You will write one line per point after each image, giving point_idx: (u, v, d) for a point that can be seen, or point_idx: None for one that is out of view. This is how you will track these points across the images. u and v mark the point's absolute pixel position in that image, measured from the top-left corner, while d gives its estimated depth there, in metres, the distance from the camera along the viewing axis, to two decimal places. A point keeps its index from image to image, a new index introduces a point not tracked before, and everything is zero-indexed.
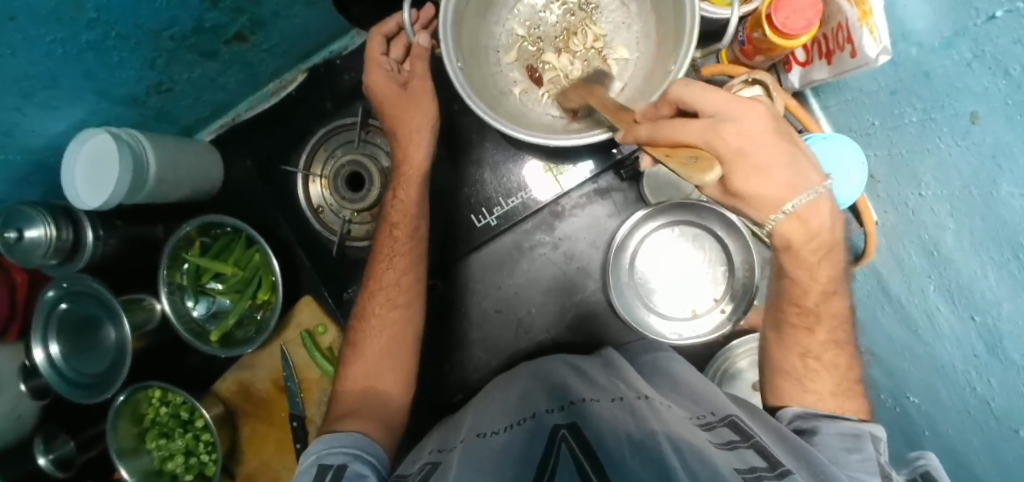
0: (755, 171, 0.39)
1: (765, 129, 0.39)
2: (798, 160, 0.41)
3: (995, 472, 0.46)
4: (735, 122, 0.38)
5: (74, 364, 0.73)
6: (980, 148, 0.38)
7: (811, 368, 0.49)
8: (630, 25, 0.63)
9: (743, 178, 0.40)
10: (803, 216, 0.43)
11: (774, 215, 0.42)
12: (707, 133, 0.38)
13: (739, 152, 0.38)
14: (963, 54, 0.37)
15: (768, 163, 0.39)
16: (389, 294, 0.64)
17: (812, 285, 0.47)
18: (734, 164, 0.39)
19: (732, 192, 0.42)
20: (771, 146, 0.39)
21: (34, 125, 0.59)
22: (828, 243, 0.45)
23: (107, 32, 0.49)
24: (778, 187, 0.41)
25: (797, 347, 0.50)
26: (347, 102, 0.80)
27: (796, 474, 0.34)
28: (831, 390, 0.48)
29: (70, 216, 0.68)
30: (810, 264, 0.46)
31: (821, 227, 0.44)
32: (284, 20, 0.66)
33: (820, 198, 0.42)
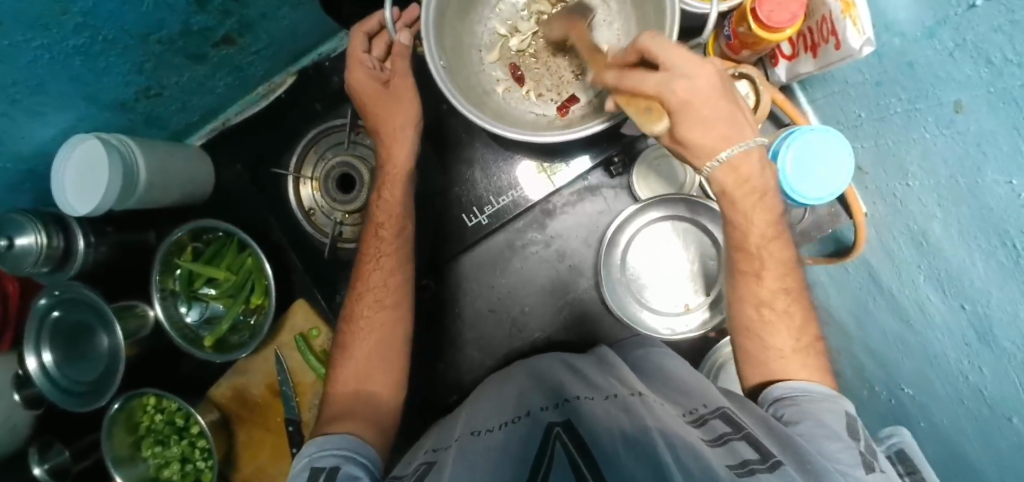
0: (699, 122, 0.43)
1: (712, 84, 0.42)
2: (737, 116, 0.45)
3: (990, 460, 0.46)
4: (687, 76, 0.41)
5: (67, 372, 0.72)
6: (965, 136, 0.38)
7: (767, 319, 0.50)
8: (612, 22, 0.64)
9: (686, 128, 0.43)
10: (736, 167, 0.46)
11: (708, 163, 0.46)
12: (662, 84, 0.41)
13: (685, 104, 0.42)
14: (946, 43, 0.38)
15: (711, 116, 0.43)
16: (377, 296, 0.63)
17: (751, 229, 0.49)
18: (682, 115, 0.42)
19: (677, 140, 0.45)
20: (714, 99, 0.43)
21: (23, 132, 0.59)
22: (762, 191, 0.48)
23: (94, 37, 0.49)
24: (716, 137, 0.44)
25: (752, 299, 0.51)
26: (337, 104, 0.80)
27: (789, 467, 0.34)
28: (791, 347, 0.50)
29: (60, 223, 0.68)
30: (744, 209, 0.49)
31: (752, 174, 0.47)
32: (272, 23, 0.66)
33: (754, 151, 0.46)
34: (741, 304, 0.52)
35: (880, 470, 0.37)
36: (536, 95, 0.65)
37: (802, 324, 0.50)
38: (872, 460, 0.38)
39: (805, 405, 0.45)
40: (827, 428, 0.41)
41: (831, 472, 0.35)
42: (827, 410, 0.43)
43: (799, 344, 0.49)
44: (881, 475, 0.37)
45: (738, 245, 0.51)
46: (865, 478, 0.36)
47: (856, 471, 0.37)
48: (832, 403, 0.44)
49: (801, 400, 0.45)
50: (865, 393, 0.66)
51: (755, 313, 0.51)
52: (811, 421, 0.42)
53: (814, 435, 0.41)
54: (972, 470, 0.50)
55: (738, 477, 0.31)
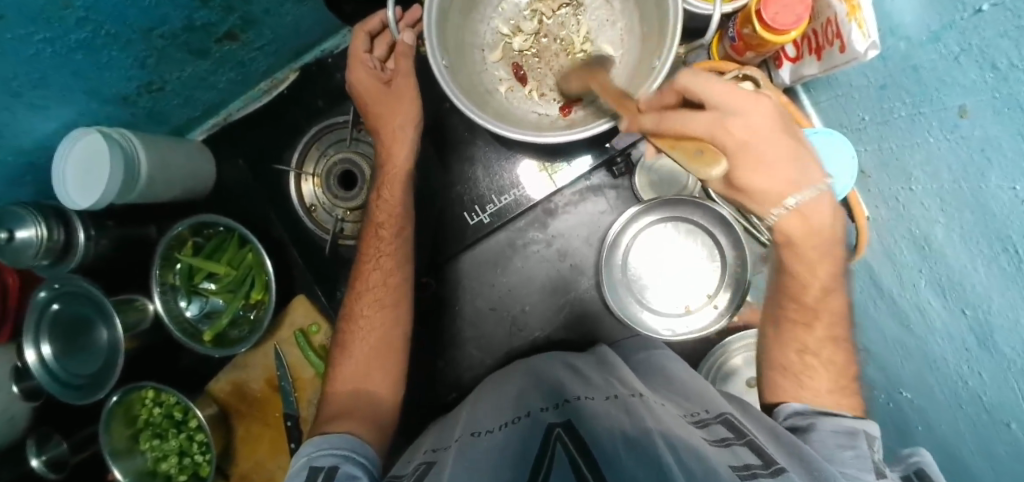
0: (760, 165, 0.39)
1: (770, 122, 0.38)
2: (802, 155, 0.40)
3: (988, 466, 0.46)
4: (740, 115, 0.37)
5: (66, 364, 0.72)
6: (969, 141, 0.38)
7: (809, 363, 0.49)
8: (614, 21, 0.63)
9: (747, 172, 0.39)
10: (805, 212, 0.42)
11: (776, 210, 0.42)
12: (713, 124, 0.37)
13: (743, 146, 0.38)
14: (951, 48, 0.37)
15: (773, 157, 0.39)
16: (377, 295, 0.64)
17: (813, 281, 0.47)
18: (739, 158, 0.38)
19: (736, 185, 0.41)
20: (776, 139, 0.38)
21: (24, 125, 0.59)
22: (831, 238, 0.45)
23: (97, 31, 0.49)
24: (781, 182, 0.40)
25: (795, 344, 0.50)
26: (339, 100, 0.80)
27: (791, 472, 0.34)
28: (828, 388, 0.48)
29: (61, 216, 0.68)
30: (811, 259, 0.45)
31: (823, 222, 0.43)
32: (275, 18, 0.65)
33: (822, 194, 0.42)
34: (782, 348, 0.51)
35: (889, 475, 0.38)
36: (538, 94, 0.65)
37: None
38: (883, 467, 0.39)
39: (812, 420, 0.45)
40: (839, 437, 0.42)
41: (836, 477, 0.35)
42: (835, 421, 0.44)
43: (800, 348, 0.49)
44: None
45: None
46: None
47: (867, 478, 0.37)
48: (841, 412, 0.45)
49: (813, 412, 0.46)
50: None
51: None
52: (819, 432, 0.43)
53: (826, 444, 0.42)
54: (969, 474, 0.50)
55: (740, 480, 0.31)
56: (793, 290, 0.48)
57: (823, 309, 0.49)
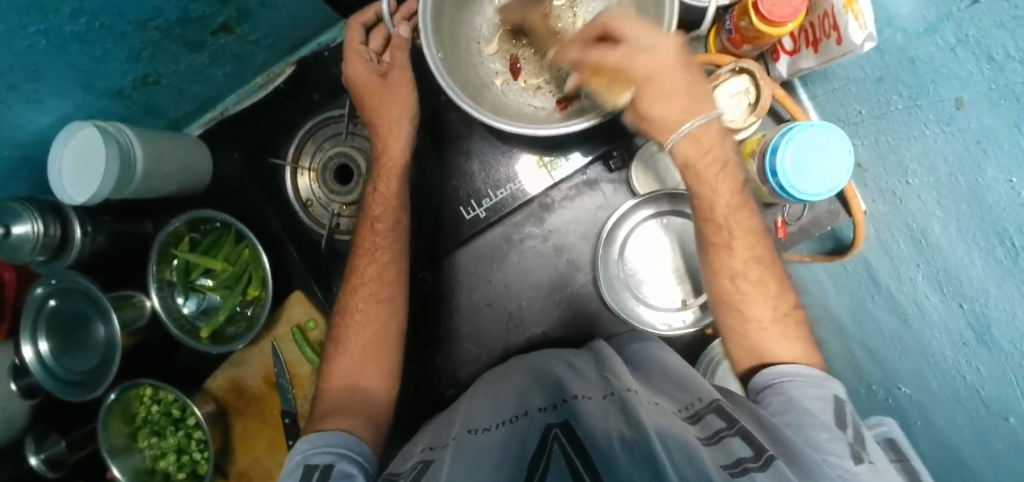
0: (660, 92, 0.49)
1: (671, 58, 0.48)
2: (699, 88, 0.49)
3: (987, 460, 0.46)
4: (648, 50, 0.48)
5: (62, 360, 0.72)
6: (965, 134, 0.38)
7: (743, 290, 0.51)
8: (609, 14, 0.63)
9: (650, 97, 0.49)
10: (698, 138, 0.50)
11: (672, 137, 0.50)
12: (622, 57, 0.48)
13: (648, 75, 0.48)
14: (948, 39, 0.37)
15: (671, 88, 0.49)
16: (371, 290, 0.63)
17: (717, 199, 0.51)
18: (645, 86, 0.49)
19: (644, 115, 0.51)
20: (675, 71, 0.48)
21: (19, 118, 0.58)
22: (723, 157, 0.51)
23: (91, 24, 0.48)
24: (677, 110, 0.49)
25: (726, 271, 0.51)
26: (335, 95, 0.80)
27: (782, 462, 0.34)
28: (770, 316, 0.50)
29: (57, 212, 0.67)
30: (708, 179, 0.51)
31: (715, 145, 0.50)
32: (270, 12, 0.65)
33: (715, 124, 0.50)
34: (718, 279, 0.52)
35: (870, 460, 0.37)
36: (533, 89, 0.64)
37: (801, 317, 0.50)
38: (861, 451, 0.38)
39: (792, 394, 0.44)
40: (816, 419, 0.41)
41: (820, 467, 0.34)
42: (818, 399, 0.43)
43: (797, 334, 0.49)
44: (871, 466, 0.36)
45: (733, 241, 0.51)
46: (855, 469, 0.36)
47: (845, 462, 0.36)
48: (822, 390, 0.44)
49: (791, 386, 0.45)
50: (863, 391, 0.66)
51: (747, 305, 0.50)
52: (798, 412, 0.42)
53: (803, 425, 0.41)
54: (968, 469, 0.50)
55: (732, 479, 0.31)
56: (705, 215, 0.52)
57: None
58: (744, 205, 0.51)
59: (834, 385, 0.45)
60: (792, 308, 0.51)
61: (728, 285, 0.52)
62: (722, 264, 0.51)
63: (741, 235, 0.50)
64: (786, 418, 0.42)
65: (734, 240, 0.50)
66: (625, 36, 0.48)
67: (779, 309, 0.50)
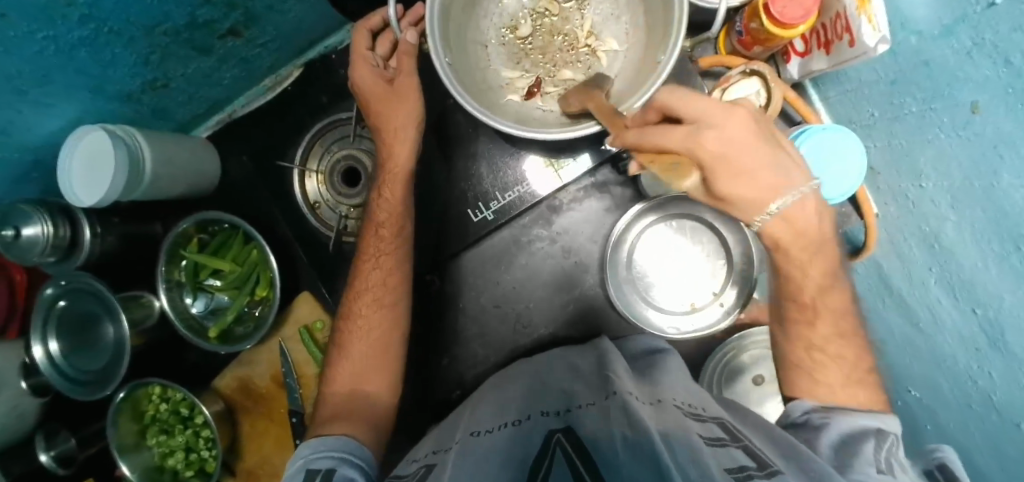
0: (736, 174, 0.40)
1: (747, 133, 0.39)
2: (782, 162, 0.41)
3: (997, 465, 0.45)
4: (717, 129, 0.39)
5: (72, 360, 0.73)
6: (982, 138, 0.37)
7: (818, 361, 0.49)
8: (618, 16, 0.63)
9: (724, 181, 0.41)
10: (788, 217, 0.43)
11: (759, 216, 0.43)
12: (688, 140, 0.39)
13: (720, 158, 0.40)
14: (964, 43, 0.36)
15: (749, 167, 0.40)
16: (376, 294, 0.63)
17: (806, 280, 0.47)
18: (716, 170, 0.40)
19: (719, 197, 0.43)
20: (753, 148, 0.40)
21: (29, 122, 0.59)
22: (817, 240, 0.45)
23: (99, 29, 0.48)
24: (759, 189, 0.41)
25: (802, 341, 0.49)
26: (343, 97, 0.80)
27: (786, 474, 0.33)
28: (840, 382, 0.48)
29: (67, 213, 0.68)
30: (800, 261, 0.46)
31: (808, 225, 0.44)
32: (278, 15, 0.65)
33: (808, 198, 0.43)
34: (791, 347, 0.50)
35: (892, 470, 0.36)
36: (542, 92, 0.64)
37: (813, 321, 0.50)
38: (884, 461, 0.37)
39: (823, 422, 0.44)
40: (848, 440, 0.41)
41: (827, 473, 0.34)
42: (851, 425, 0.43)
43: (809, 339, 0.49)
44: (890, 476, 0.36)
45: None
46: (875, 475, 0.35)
47: (865, 469, 0.36)
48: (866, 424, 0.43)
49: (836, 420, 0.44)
50: None
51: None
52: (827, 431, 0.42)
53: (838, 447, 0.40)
54: (977, 474, 0.49)
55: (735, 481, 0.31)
56: (790, 291, 0.49)
57: (835, 307, 0.48)
58: (834, 284, 0.48)
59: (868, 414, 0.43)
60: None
61: None
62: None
63: None
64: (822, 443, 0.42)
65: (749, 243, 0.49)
66: (686, 116, 0.40)
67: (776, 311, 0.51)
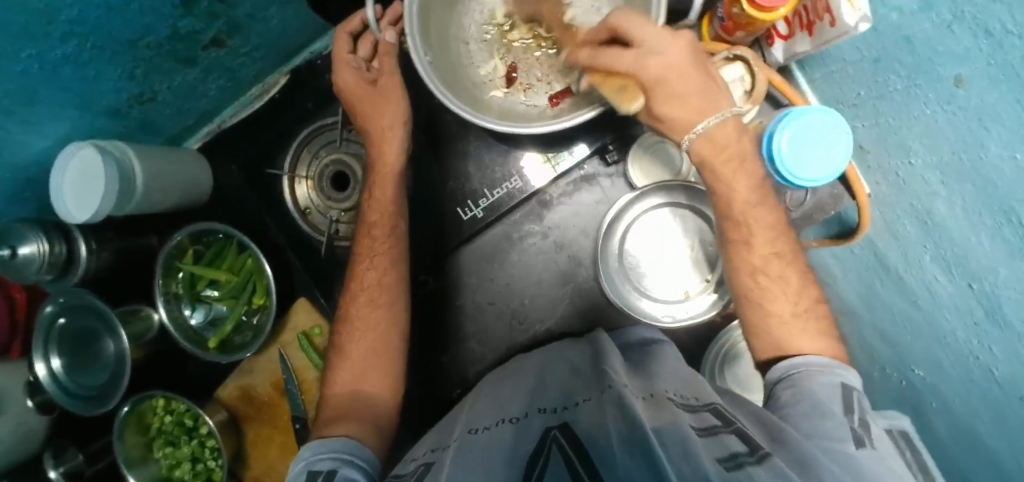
0: (670, 96, 0.45)
1: (685, 59, 0.44)
2: (712, 88, 0.45)
3: (1005, 441, 0.45)
4: (659, 53, 0.43)
5: (75, 377, 0.73)
6: (967, 112, 0.37)
7: (763, 286, 0.50)
8: (600, 7, 0.60)
9: (660, 101, 0.45)
10: (713, 138, 0.46)
11: (685, 136, 0.47)
12: (633, 62, 0.44)
13: (657, 80, 0.44)
14: (943, 16, 0.36)
15: (685, 91, 0.44)
16: (370, 296, 0.64)
17: (733, 194, 0.49)
18: (653, 92, 0.45)
19: (655, 117, 0.47)
20: (689, 74, 0.44)
21: (19, 142, 0.59)
22: (739, 155, 0.48)
23: (82, 45, 0.49)
24: (688, 111, 0.45)
25: (747, 267, 0.50)
26: (330, 102, 0.80)
27: (777, 458, 0.34)
28: (790, 311, 0.49)
29: (62, 231, 0.68)
30: (725, 177, 0.49)
31: (731, 143, 0.47)
32: (260, 23, 0.65)
33: (730, 121, 0.46)
34: (739, 276, 0.51)
35: (870, 446, 0.37)
36: (525, 87, 0.64)
37: (804, 303, 0.49)
38: (862, 435, 0.38)
39: (800, 386, 0.44)
40: (818, 405, 0.41)
41: (816, 457, 0.34)
42: (825, 387, 0.43)
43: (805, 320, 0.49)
44: (873, 451, 0.37)
45: (734, 224, 0.50)
46: (857, 453, 0.36)
47: (847, 447, 0.37)
48: (829, 378, 0.44)
49: (797, 377, 0.45)
50: (875, 375, 0.65)
51: (753, 286, 0.50)
52: (802, 400, 0.42)
53: (804, 414, 0.40)
54: (983, 450, 0.49)
55: (726, 471, 0.31)
56: (722, 207, 0.50)
57: None
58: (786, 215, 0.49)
59: (844, 372, 0.44)
60: (807, 299, 0.50)
61: (735, 273, 0.51)
62: (730, 249, 0.51)
63: (742, 222, 0.50)
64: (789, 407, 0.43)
65: (738, 222, 0.50)
66: (636, 38, 0.44)
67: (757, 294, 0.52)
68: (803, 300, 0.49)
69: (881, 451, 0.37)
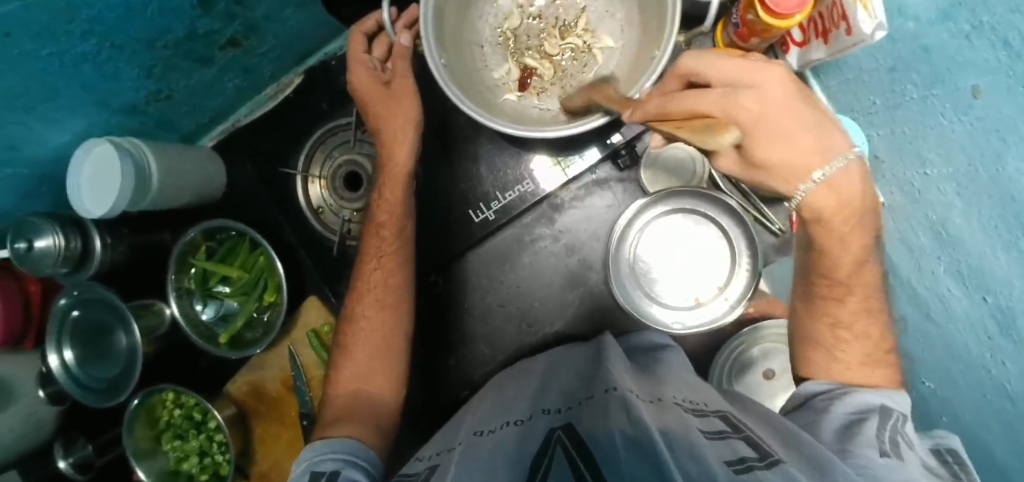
0: (776, 136, 0.38)
1: (788, 92, 0.38)
2: (822, 123, 0.40)
3: (1014, 455, 0.45)
4: (754, 87, 0.37)
5: (87, 369, 0.74)
6: (984, 123, 0.37)
7: (841, 338, 0.50)
8: (613, 12, 0.63)
9: (766, 146, 0.39)
10: (832, 184, 0.42)
11: (802, 185, 0.42)
12: (725, 101, 0.37)
13: (757, 121, 0.37)
14: (961, 26, 0.36)
15: (792, 128, 0.39)
16: (377, 296, 0.64)
17: (844, 255, 0.47)
18: (759, 134, 0.38)
19: (755, 164, 0.41)
20: (790, 108, 0.38)
21: (37, 138, 0.60)
22: (860, 209, 0.44)
23: (102, 43, 0.49)
24: (800, 154, 0.40)
25: (828, 318, 0.50)
26: (344, 102, 0.80)
27: (790, 463, 0.34)
28: (859, 360, 0.48)
29: (78, 226, 0.69)
30: (841, 234, 0.45)
31: (852, 194, 0.43)
32: (276, 24, 0.66)
33: (851, 165, 0.42)
34: (812, 323, 0.51)
35: (896, 456, 0.37)
36: (537, 90, 0.64)
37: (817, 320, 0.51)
38: (890, 448, 0.37)
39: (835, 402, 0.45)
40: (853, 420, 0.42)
41: (835, 462, 0.34)
42: (859, 404, 0.44)
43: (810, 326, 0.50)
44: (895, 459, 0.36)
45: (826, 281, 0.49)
46: (879, 459, 0.36)
47: (869, 452, 0.37)
48: (871, 399, 0.44)
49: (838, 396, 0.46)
50: None
51: (831, 338, 0.50)
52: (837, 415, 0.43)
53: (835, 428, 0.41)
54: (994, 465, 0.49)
55: (735, 473, 0.31)
56: (825, 266, 0.48)
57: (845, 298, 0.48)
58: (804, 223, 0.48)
59: (890, 395, 0.44)
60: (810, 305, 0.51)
61: None
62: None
63: None
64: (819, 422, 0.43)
65: (835, 282, 0.49)
66: (712, 79, 0.39)
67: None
68: (873, 349, 0.49)
69: (907, 462, 0.36)
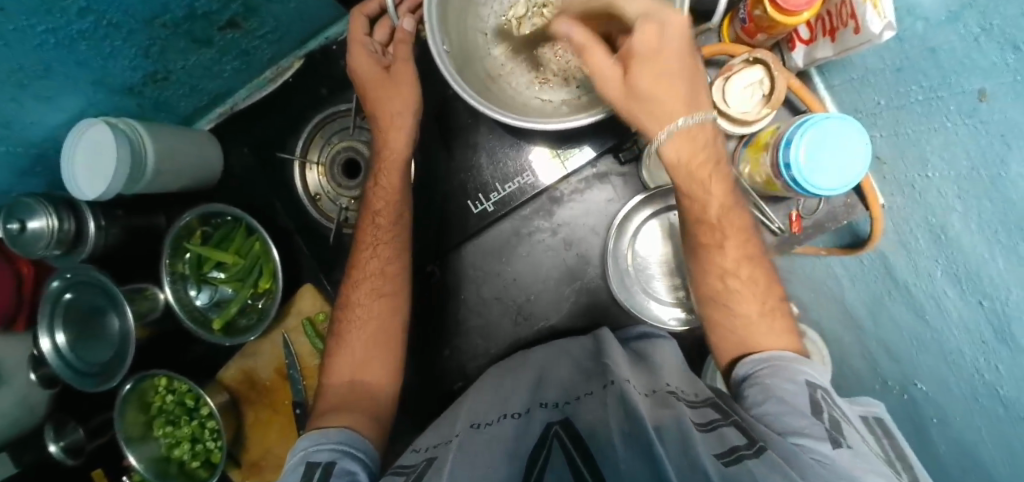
0: (656, 69, 0.47)
1: (682, 42, 0.46)
2: (697, 87, 0.48)
3: (1005, 460, 0.45)
4: (662, 19, 0.46)
5: (79, 352, 0.74)
6: (989, 126, 0.36)
7: (732, 288, 0.52)
8: None
9: (645, 73, 0.47)
10: (690, 134, 0.49)
11: (663, 132, 0.49)
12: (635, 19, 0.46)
13: (654, 51, 0.46)
14: (971, 28, 0.35)
15: (674, 72, 0.47)
16: (373, 284, 0.64)
17: (710, 199, 0.51)
18: (646, 58, 0.46)
19: (632, 94, 0.48)
20: (680, 52, 0.46)
21: (31, 116, 0.59)
22: (712, 160, 0.50)
23: (98, 21, 0.48)
24: (672, 98, 0.48)
25: (716, 269, 0.52)
26: (344, 88, 0.79)
27: (773, 451, 0.35)
28: (758, 311, 0.51)
29: (71, 207, 0.68)
30: (701, 179, 0.50)
31: (705, 144, 0.49)
32: (277, 6, 0.64)
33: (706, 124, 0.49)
34: (706, 275, 0.53)
35: (846, 445, 0.38)
36: (540, 81, 0.63)
37: (770, 302, 0.52)
38: (837, 435, 0.39)
39: (767, 382, 0.46)
40: (791, 406, 0.42)
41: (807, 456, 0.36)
42: (790, 383, 0.44)
43: (760, 303, 0.51)
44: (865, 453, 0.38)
45: (707, 227, 0.52)
46: (832, 453, 0.37)
47: (822, 446, 0.38)
48: (793, 376, 0.45)
49: (764, 377, 0.47)
50: (877, 387, 0.65)
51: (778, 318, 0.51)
52: (773, 398, 0.43)
53: (781, 416, 0.41)
54: (984, 468, 0.49)
55: (725, 467, 0.32)
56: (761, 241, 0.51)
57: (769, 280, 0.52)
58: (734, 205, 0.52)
59: (805, 369, 0.46)
60: (780, 300, 0.52)
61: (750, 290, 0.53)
62: (705, 252, 0.52)
63: (731, 220, 0.52)
64: (763, 408, 0.44)
65: (712, 226, 0.52)
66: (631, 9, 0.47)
67: (768, 304, 0.51)
68: (767, 299, 0.52)
69: (857, 449, 0.38)
